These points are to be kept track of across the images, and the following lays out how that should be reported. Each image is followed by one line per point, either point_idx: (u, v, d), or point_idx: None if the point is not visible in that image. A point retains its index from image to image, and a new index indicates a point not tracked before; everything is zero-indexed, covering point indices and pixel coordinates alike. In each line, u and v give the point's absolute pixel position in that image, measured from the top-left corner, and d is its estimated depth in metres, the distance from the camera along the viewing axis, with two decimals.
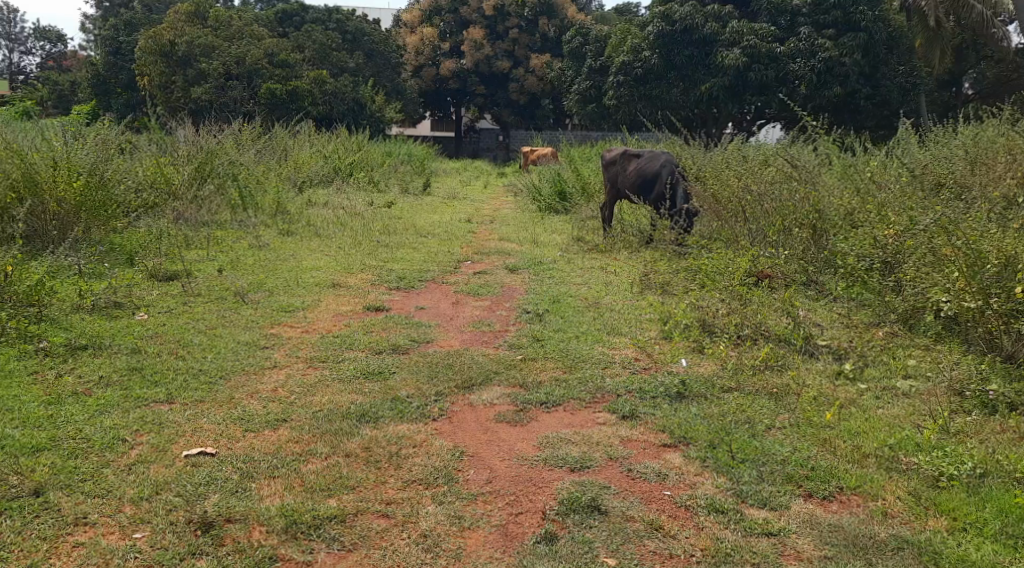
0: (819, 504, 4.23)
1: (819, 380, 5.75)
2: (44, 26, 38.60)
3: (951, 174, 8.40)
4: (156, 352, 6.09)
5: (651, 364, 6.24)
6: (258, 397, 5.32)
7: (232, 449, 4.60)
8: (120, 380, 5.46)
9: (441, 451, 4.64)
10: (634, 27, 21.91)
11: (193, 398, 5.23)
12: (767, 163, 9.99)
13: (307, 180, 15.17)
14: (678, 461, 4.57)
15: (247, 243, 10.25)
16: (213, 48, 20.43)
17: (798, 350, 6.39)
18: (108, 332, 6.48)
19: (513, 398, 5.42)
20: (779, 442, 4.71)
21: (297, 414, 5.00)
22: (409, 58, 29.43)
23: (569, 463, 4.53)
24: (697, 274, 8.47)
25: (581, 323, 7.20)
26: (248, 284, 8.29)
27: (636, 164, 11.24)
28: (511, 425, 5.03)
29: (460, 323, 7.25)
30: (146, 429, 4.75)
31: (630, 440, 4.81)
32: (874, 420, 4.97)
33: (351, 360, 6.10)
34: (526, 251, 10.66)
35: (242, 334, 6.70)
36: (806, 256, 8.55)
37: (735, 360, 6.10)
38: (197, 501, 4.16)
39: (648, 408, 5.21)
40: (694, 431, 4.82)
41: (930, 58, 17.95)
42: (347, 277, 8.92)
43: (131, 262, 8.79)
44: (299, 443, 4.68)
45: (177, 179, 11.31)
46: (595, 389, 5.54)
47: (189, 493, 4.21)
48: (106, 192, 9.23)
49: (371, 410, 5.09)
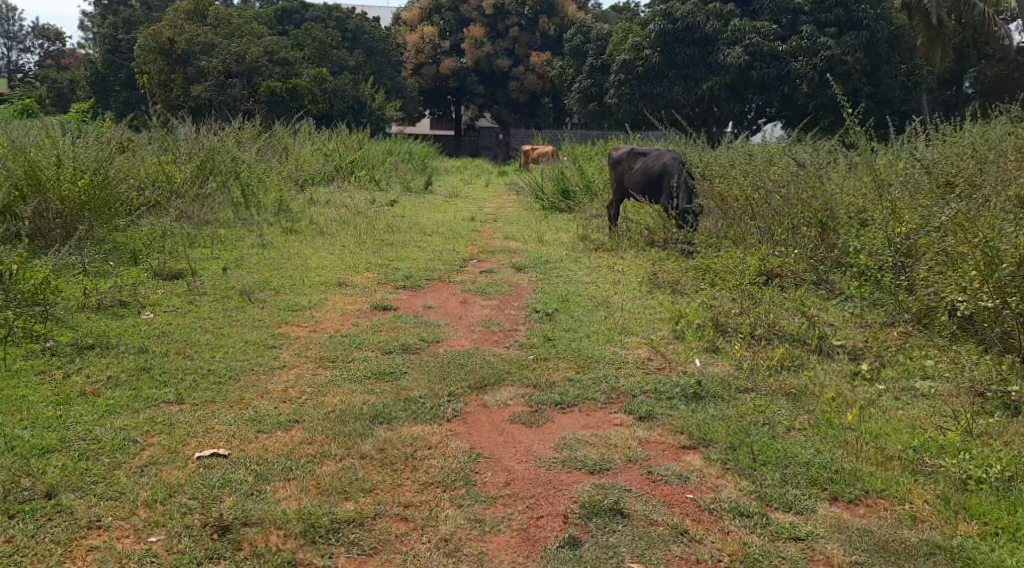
0: (845, 508, 4.16)
1: (837, 381, 5.68)
2: (42, 24, 38.55)
3: (963, 170, 8.31)
4: (164, 352, 6.02)
5: (664, 364, 6.17)
6: (268, 397, 5.24)
7: (245, 451, 4.52)
8: (128, 381, 5.38)
9: (457, 453, 4.56)
10: (635, 26, 21.86)
11: (203, 398, 5.16)
12: (775, 162, 9.92)
13: (309, 178, 15.11)
14: (699, 463, 4.50)
15: (251, 242, 10.16)
16: (213, 47, 20.36)
17: (814, 349, 6.32)
18: (115, 332, 6.40)
19: (527, 399, 5.34)
20: (801, 443, 4.64)
21: (309, 415, 4.92)
22: (409, 57, 29.34)
23: (587, 466, 4.45)
24: (707, 273, 8.39)
25: (592, 322, 7.13)
26: (254, 283, 8.21)
27: (641, 163, 11.11)
28: (526, 427, 4.96)
29: (470, 323, 7.18)
30: (156, 430, 4.66)
31: (648, 442, 4.74)
32: (895, 421, 4.91)
33: (361, 361, 6.02)
34: (532, 249, 10.59)
35: (250, 333, 6.61)
36: (817, 256, 8.49)
37: (749, 360, 6.04)
38: (213, 504, 4.08)
39: (665, 409, 5.13)
40: (714, 432, 4.74)
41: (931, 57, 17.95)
42: (352, 276, 8.84)
43: (136, 260, 8.72)
44: (313, 444, 4.59)
45: (179, 177, 11.24)
46: (610, 389, 5.47)
47: (203, 495, 4.13)
48: (110, 190, 9.16)
49: (384, 410, 5.02)
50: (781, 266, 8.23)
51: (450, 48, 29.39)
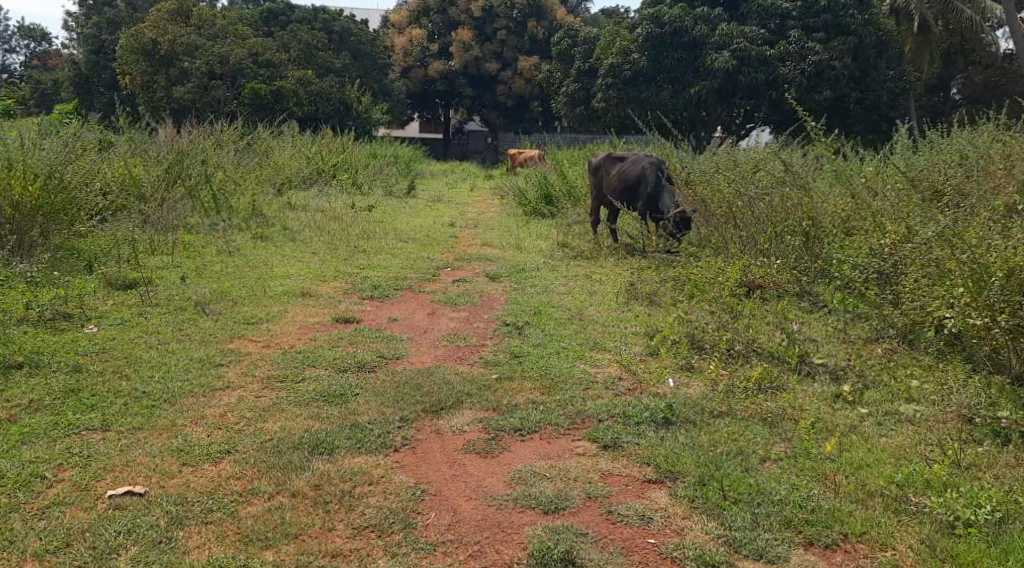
0: (821, 555, 3.80)
1: (817, 404, 5.32)
2: (29, 25, 38.00)
3: (953, 179, 8.00)
4: (100, 371, 5.62)
5: (636, 385, 5.78)
6: (203, 423, 4.86)
7: (165, 488, 4.20)
8: (53, 405, 4.99)
9: (400, 490, 4.20)
10: (624, 29, 21.52)
11: (131, 424, 4.80)
12: (759, 168, 9.58)
13: (289, 182, 14.70)
14: (663, 501, 4.12)
15: (216, 247, 9.76)
16: (196, 48, 19.91)
17: (794, 369, 5.96)
18: (49, 348, 5.97)
19: (486, 424, 4.96)
20: (776, 477, 4.24)
21: (244, 444, 4.58)
22: (397, 60, 28.92)
23: (541, 504, 4.09)
24: (685, 285, 8.07)
25: (563, 337, 6.76)
26: (212, 293, 7.80)
27: (619, 168, 10.84)
28: (481, 457, 4.58)
29: (435, 337, 6.77)
30: (70, 463, 4.36)
31: (611, 475, 4.35)
32: (879, 451, 4.54)
33: (310, 381, 5.62)
34: (510, 257, 10.20)
35: (197, 349, 6.18)
36: (801, 267, 8.18)
37: (725, 380, 5.68)
38: (111, 558, 3.77)
39: (633, 436, 4.75)
40: (683, 464, 4.36)
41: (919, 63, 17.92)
42: (317, 286, 8.43)
43: (90, 269, 8.25)
44: (241, 480, 4.26)
45: (146, 180, 10.72)
46: (575, 413, 5.09)
47: (103, 545, 3.82)
48: (67, 194, 8.67)
49: (327, 438, 4.64)
50: (763, 278, 7.94)
51: (438, 51, 28.96)
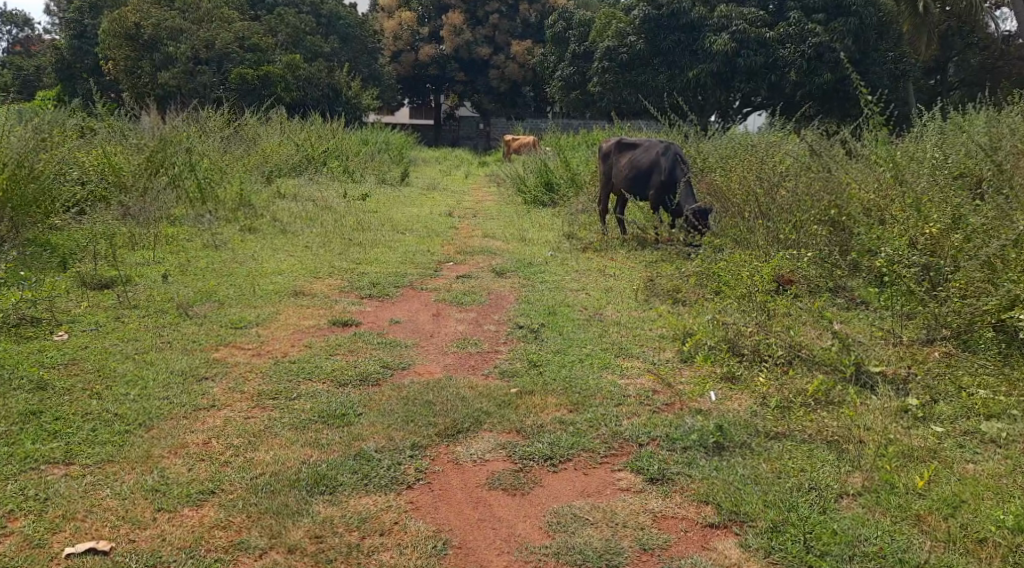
0: None
1: (885, 421, 4.65)
2: (11, 11, 37.04)
3: (994, 166, 7.34)
4: (66, 390, 4.91)
5: (675, 399, 5.12)
6: (182, 454, 4.19)
7: (137, 542, 3.64)
8: (7, 432, 4.30)
9: (419, 542, 3.68)
10: (619, 11, 20.76)
11: (100, 457, 4.13)
12: (781, 153, 8.87)
13: (277, 169, 13.90)
14: (734, 554, 3.63)
15: (200, 241, 9.04)
16: (180, 31, 18.90)
17: (849, 379, 5.26)
18: (11, 361, 5.26)
19: (509, 451, 4.30)
20: (860, 522, 3.72)
21: (232, 482, 3.98)
22: (386, 44, 27.85)
23: (588, 562, 3.60)
24: (711, 279, 7.31)
25: (586, 342, 6.09)
26: (195, 293, 7.07)
27: (630, 156, 10.00)
28: (507, 495, 3.98)
29: (442, 343, 6.10)
30: (23, 511, 3.77)
31: (663, 518, 3.84)
32: (971, 481, 3.97)
33: (307, 397, 4.91)
34: (515, 249, 9.50)
35: (180, 359, 5.48)
36: (830, 258, 7.42)
37: (776, 394, 5.01)
38: None
39: (683, 466, 4.13)
40: (748, 504, 3.83)
41: (917, 44, 17.15)
42: (311, 283, 7.74)
43: (63, 267, 7.51)
44: (229, 530, 3.71)
45: (125, 168, 9.95)
46: (611, 436, 4.41)
47: None
48: (38, 185, 7.92)
49: (330, 471, 4.04)
50: (792, 272, 7.09)
51: (428, 35, 28.16)
